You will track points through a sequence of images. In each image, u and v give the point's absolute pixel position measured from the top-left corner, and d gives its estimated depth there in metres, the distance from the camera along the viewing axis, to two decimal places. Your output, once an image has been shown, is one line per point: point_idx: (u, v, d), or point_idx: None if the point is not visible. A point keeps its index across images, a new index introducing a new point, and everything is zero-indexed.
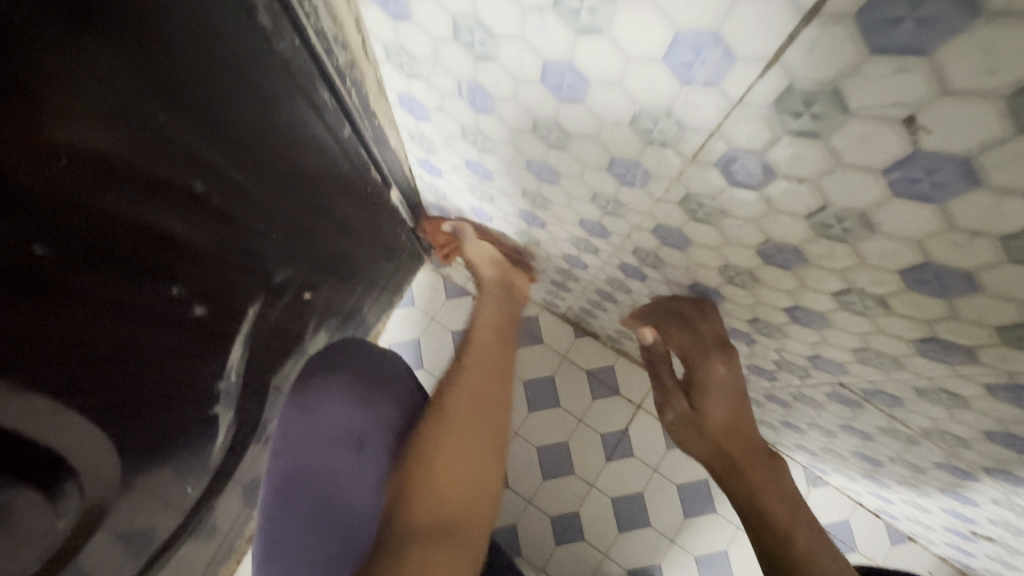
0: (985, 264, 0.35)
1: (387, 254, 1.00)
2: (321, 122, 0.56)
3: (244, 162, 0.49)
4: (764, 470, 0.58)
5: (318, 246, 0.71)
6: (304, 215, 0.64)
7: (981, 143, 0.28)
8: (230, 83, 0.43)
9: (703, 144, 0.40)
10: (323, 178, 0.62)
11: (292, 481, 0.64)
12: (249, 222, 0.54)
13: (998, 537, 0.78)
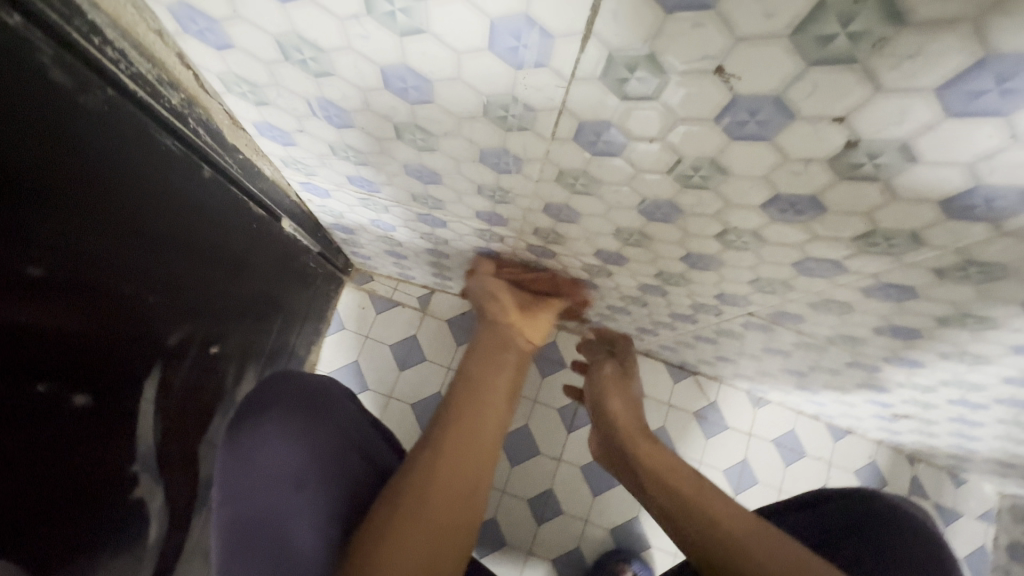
0: (824, 185, 0.37)
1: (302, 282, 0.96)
2: (175, 166, 0.52)
3: (98, 231, 0.45)
4: (712, 494, 0.54)
5: (216, 295, 0.67)
6: (187, 260, 0.58)
7: (786, 78, 0.29)
8: (53, 149, 0.38)
9: (556, 123, 0.41)
10: (198, 224, 0.58)
11: (239, 527, 0.54)
12: (119, 280, 0.49)
13: (914, 412, 0.87)
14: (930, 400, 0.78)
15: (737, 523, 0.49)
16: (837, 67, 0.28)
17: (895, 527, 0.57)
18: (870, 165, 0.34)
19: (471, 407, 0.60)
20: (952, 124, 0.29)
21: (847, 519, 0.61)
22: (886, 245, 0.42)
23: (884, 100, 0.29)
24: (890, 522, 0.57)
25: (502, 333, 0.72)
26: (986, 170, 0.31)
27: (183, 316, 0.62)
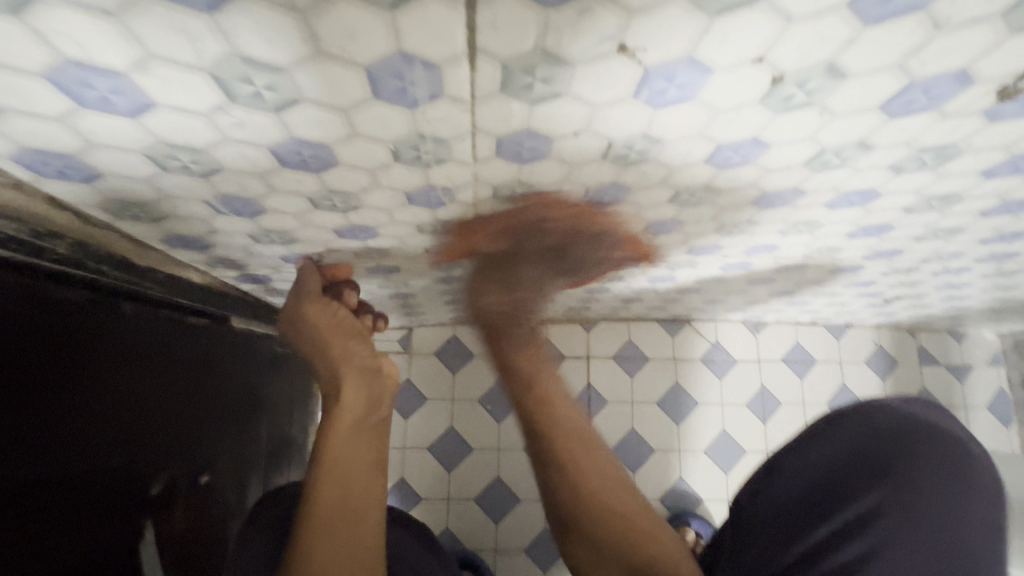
0: (763, 123, 0.35)
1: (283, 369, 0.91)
2: (89, 313, 0.46)
3: (24, 420, 0.39)
4: (652, 522, 0.63)
5: (191, 420, 0.62)
6: (156, 394, 0.55)
7: (693, 37, 0.27)
8: None
9: (473, 145, 0.38)
10: (142, 360, 0.53)
11: None
12: (96, 432, 0.46)
13: (903, 292, 0.89)
14: (915, 278, 0.79)
15: (668, 551, 0.60)
16: (743, 12, 0.26)
17: (904, 424, 0.46)
18: (803, 92, 0.32)
19: (345, 463, 0.49)
20: (871, 33, 0.27)
21: (846, 436, 0.49)
22: (839, 159, 0.41)
23: (799, 29, 0.27)
24: (887, 421, 0.48)
25: (351, 347, 0.56)
26: (916, 66, 0.30)
27: (159, 458, 0.56)
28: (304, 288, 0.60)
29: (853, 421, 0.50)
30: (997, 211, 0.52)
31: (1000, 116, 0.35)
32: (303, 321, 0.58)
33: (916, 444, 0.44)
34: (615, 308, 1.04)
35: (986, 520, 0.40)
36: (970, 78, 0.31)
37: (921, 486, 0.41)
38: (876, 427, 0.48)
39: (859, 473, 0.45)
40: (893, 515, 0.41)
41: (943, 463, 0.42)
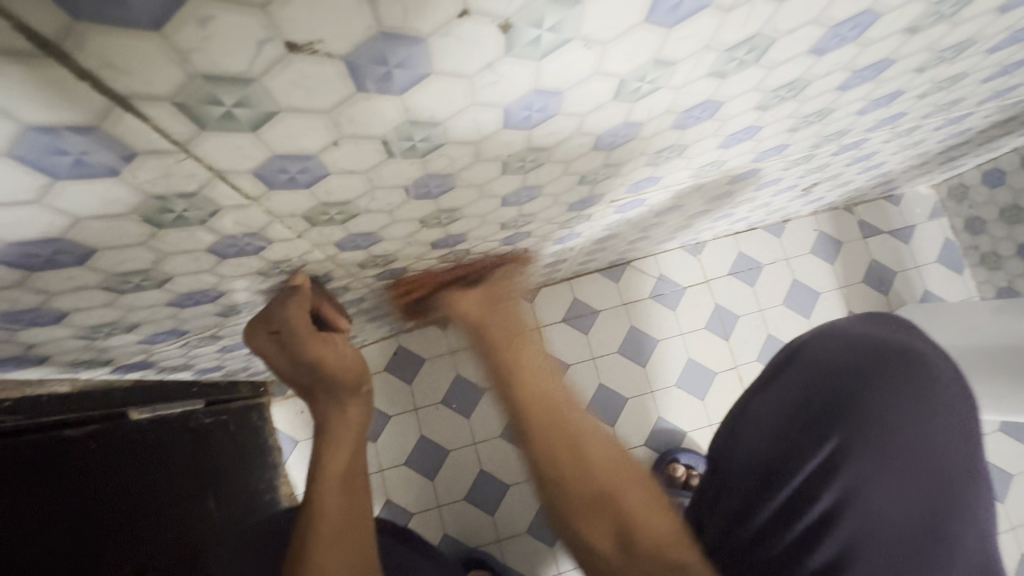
0: (534, 74, 0.31)
1: (229, 432, 0.88)
2: None
3: None
4: (655, 501, 0.51)
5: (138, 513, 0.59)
6: (80, 514, 0.51)
7: (367, 11, 0.22)
8: None
9: (233, 186, 0.33)
10: (43, 485, 0.48)
11: None
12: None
13: (819, 177, 0.86)
14: (820, 162, 0.76)
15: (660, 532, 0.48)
16: None
17: (887, 352, 0.55)
18: (550, 31, 0.28)
19: (358, 473, 0.56)
20: None
21: (811, 368, 0.59)
22: (648, 84, 0.36)
23: None
24: (839, 351, 0.57)
25: (353, 380, 0.57)
26: None
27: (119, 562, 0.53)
28: (294, 322, 0.54)
29: (858, 362, 0.55)
30: (854, 82, 0.48)
31: None
32: (305, 352, 0.54)
33: (865, 364, 0.54)
34: (546, 274, 1.00)
35: (954, 433, 0.51)
36: None
37: (890, 403, 0.51)
38: (827, 360, 0.57)
39: (822, 399, 0.55)
40: (857, 451, 0.51)
41: (906, 387, 0.52)
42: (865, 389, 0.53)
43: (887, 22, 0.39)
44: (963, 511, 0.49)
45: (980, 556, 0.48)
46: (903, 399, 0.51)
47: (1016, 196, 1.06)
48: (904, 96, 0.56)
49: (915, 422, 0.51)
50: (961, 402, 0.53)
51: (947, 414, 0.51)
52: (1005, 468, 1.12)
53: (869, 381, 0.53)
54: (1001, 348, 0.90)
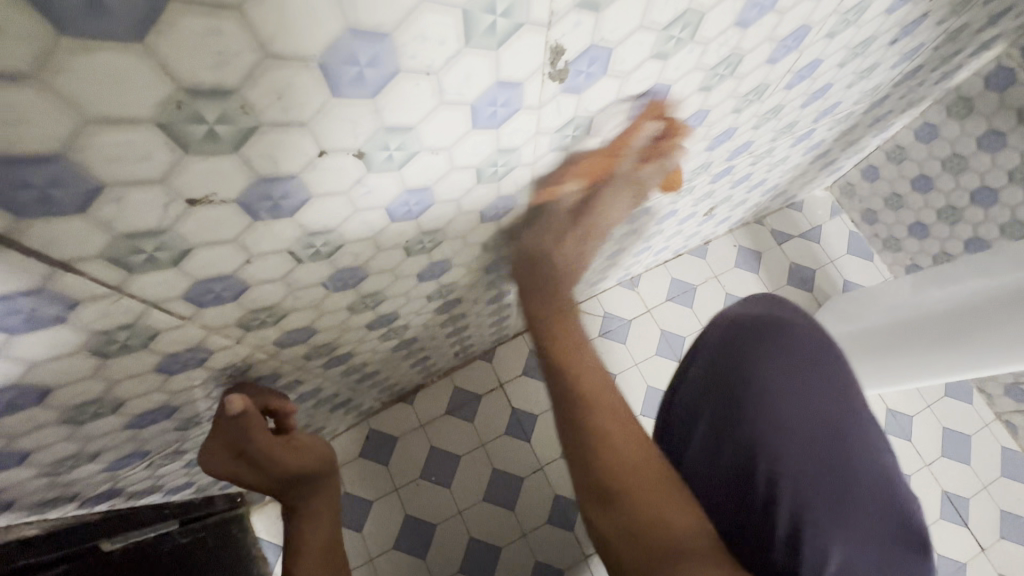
0: (398, 181, 0.39)
1: (220, 540, 0.88)
2: None
3: None
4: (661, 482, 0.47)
5: None
6: None
7: (244, 169, 0.30)
8: None
9: (166, 311, 0.39)
10: None
11: None
12: None
13: (713, 201, 0.97)
14: (703, 191, 0.87)
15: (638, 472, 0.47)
16: (256, 137, 0.29)
17: (771, 321, 0.62)
18: (399, 150, 0.36)
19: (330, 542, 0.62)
20: (385, 98, 0.31)
21: (716, 347, 0.64)
22: (500, 167, 0.45)
23: (324, 123, 0.30)
24: (734, 326, 0.63)
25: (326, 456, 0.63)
26: (455, 97, 0.34)
27: None
28: (247, 436, 0.55)
29: (753, 344, 0.60)
30: (685, 130, 0.58)
31: (580, 89, 0.40)
32: (278, 464, 0.58)
33: (745, 339, 0.61)
34: (495, 332, 1.07)
35: (809, 353, 0.59)
36: (514, 83, 0.36)
37: (762, 362, 0.59)
38: (717, 338, 0.64)
39: (730, 373, 0.61)
40: (772, 419, 0.56)
41: (795, 359, 0.58)
42: (750, 363, 0.59)
43: (680, 88, 0.49)
44: (857, 433, 0.55)
45: (886, 489, 0.52)
46: (778, 363, 0.58)
47: (892, 186, 1.20)
48: (740, 130, 0.68)
49: (797, 383, 0.57)
50: (821, 357, 0.59)
51: (806, 349, 0.59)
52: (959, 430, 1.18)
53: (755, 356, 0.59)
54: (909, 324, 0.92)
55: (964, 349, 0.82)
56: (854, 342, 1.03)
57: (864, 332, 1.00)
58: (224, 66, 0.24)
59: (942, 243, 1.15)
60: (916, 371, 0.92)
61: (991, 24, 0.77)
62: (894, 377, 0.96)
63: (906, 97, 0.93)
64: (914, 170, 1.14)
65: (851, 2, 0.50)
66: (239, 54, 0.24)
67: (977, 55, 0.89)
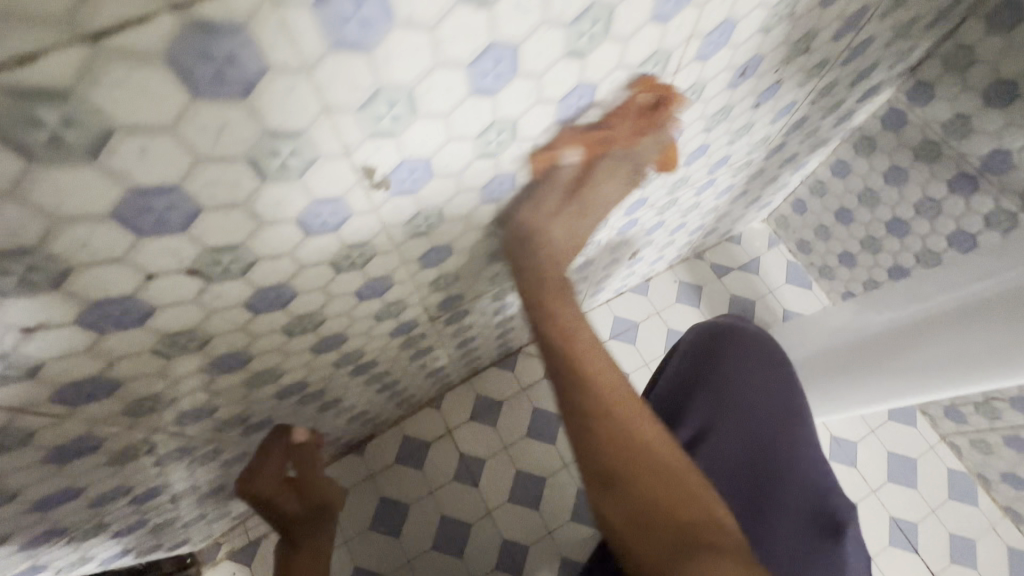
0: (246, 284, 0.43)
1: None
2: None
3: None
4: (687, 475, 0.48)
5: None
6: None
7: (72, 299, 0.34)
8: None
9: (39, 413, 0.43)
10: None
11: None
12: None
13: (634, 247, 1.01)
14: (614, 241, 0.91)
15: (658, 494, 0.46)
16: (75, 276, 0.33)
17: (744, 338, 0.77)
18: (233, 263, 0.40)
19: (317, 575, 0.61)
20: (196, 231, 0.35)
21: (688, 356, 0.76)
22: (357, 258, 0.49)
23: (141, 256, 0.35)
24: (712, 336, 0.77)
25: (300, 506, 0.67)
26: (273, 218, 0.38)
27: None
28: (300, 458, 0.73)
29: (736, 338, 0.77)
30: None
31: (412, 191, 0.45)
32: (314, 490, 0.69)
33: (723, 351, 0.75)
34: (437, 381, 1.10)
35: (771, 371, 0.76)
36: (333, 198, 0.40)
37: (734, 377, 0.74)
38: (692, 347, 0.76)
39: (690, 389, 0.74)
40: (730, 430, 0.71)
41: (751, 364, 0.75)
42: (723, 365, 0.75)
43: (528, 173, 0.53)
44: (797, 437, 0.73)
45: (821, 492, 0.71)
46: (743, 373, 0.74)
47: (819, 218, 1.24)
48: (623, 192, 0.72)
49: (756, 386, 0.74)
50: (782, 371, 0.76)
51: (767, 370, 0.75)
52: (905, 455, 1.19)
53: (723, 367, 0.74)
54: (862, 347, 0.87)
55: (905, 370, 0.79)
56: (802, 371, 1.00)
57: (814, 358, 0.96)
58: (15, 232, 0.28)
59: (870, 270, 1.19)
60: (867, 396, 0.89)
61: (864, 78, 0.82)
62: (847, 402, 0.93)
63: (808, 141, 0.98)
64: (836, 203, 1.19)
65: (683, 88, 0.54)
66: (28, 223, 0.28)
67: (866, 101, 0.93)
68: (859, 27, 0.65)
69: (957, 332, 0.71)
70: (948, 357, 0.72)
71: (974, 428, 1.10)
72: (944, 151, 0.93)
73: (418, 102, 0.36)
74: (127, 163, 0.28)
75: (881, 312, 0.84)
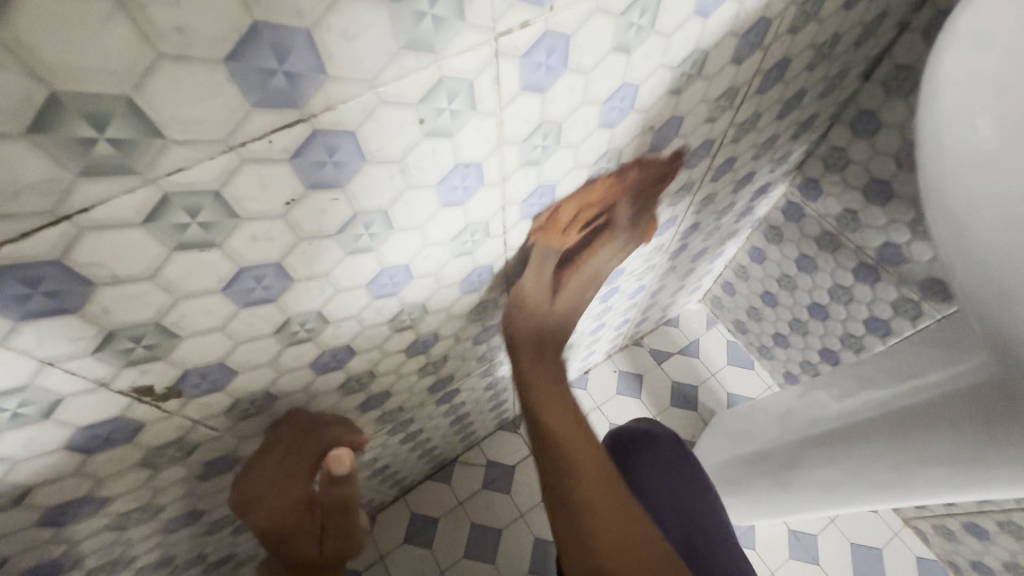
0: (230, 394, 0.44)
1: None
2: None
3: None
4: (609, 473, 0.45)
5: None
6: None
7: (59, 426, 0.36)
8: None
9: (18, 534, 0.43)
10: None
11: None
12: None
13: (617, 313, 1.04)
14: (596, 310, 0.94)
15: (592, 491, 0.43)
16: (63, 406, 0.34)
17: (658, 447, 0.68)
18: (216, 377, 0.42)
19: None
20: (182, 352, 0.37)
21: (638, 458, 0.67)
22: (341, 358, 0.51)
23: (128, 380, 0.36)
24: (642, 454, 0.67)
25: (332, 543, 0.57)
26: (256, 332, 0.40)
27: None
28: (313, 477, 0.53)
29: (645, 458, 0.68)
30: None
31: (392, 294, 0.47)
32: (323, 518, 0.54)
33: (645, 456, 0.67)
34: (429, 461, 1.08)
35: (700, 483, 0.66)
36: (314, 308, 0.42)
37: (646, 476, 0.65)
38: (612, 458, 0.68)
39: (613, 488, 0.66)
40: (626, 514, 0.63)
41: (664, 466, 0.66)
42: (631, 470, 0.66)
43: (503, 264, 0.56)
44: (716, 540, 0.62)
45: None
46: (649, 470, 0.65)
47: None
48: None
49: (670, 484, 0.65)
50: (694, 468, 0.67)
51: (681, 471, 0.66)
52: (869, 544, 1.14)
53: (632, 471, 0.66)
54: (801, 445, 0.80)
55: (834, 466, 0.74)
56: (747, 469, 0.94)
57: (760, 453, 0.90)
58: (7, 375, 0.30)
59: (803, 352, 1.17)
60: (793, 489, 0.83)
61: (745, 183, 0.85)
62: (787, 500, 0.86)
63: (740, 219, 1.01)
64: (760, 287, 1.18)
65: (637, 178, 0.59)
66: (21, 366, 0.30)
67: (761, 197, 0.96)
68: (712, 153, 0.67)
69: (880, 432, 0.66)
70: (872, 455, 0.67)
71: (935, 512, 1.07)
72: (841, 244, 0.94)
73: (394, 219, 0.39)
74: (116, 305, 0.31)
75: (809, 416, 0.80)
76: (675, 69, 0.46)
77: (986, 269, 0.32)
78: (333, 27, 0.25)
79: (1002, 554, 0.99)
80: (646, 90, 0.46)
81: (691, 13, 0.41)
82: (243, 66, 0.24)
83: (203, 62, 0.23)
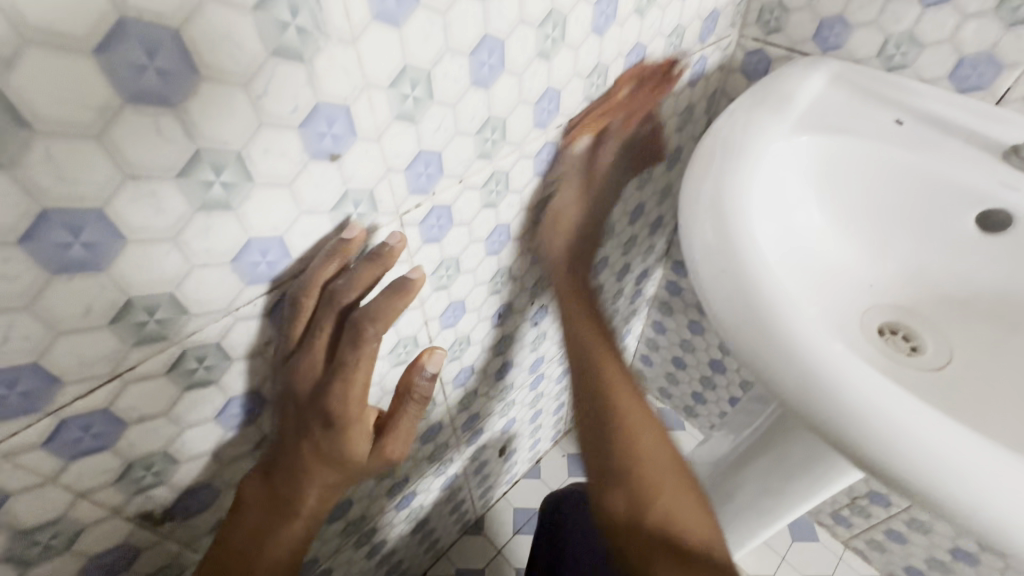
0: (212, 515, 0.53)
1: None
2: None
3: None
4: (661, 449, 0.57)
5: None
6: None
7: (75, 555, 0.43)
8: None
9: None
10: None
11: None
12: None
13: (550, 399, 1.17)
14: (528, 399, 1.07)
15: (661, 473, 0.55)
16: (82, 534, 0.43)
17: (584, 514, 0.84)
18: (203, 498, 0.50)
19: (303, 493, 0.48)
20: (179, 476, 0.47)
21: (569, 525, 0.84)
22: None
23: (135, 506, 0.45)
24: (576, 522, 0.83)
25: (295, 461, 0.47)
26: (238, 453, 0.50)
27: None
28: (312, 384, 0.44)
29: (568, 521, 0.84)
30: (462, 378, 0.78)
31: None
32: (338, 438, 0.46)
33: (574, 521, 0.84)
34: None
35: None
36: None
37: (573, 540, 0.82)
38: (551, 524, 0.86)
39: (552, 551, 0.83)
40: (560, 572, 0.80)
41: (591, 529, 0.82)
42: (565, 536, 0.83)
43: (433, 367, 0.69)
44: None
45: None
46: (577, 534, 0.82)
47: None
48: (517, 358, 0.90)
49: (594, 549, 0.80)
50: None
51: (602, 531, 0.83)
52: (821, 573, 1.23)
53: (565, 535, 0.83)
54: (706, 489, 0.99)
55: (750, 485, 0.88)
56: None
57: None
58: (48, 509, 0.39)
59: (718, 404, 1.34)
60: (738, 518, 0.94)
61: (626, 272, 1.06)
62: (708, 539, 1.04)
63: (634, 302, 1.21)
64: (669, 354, 1.36)
65: (530, 283, 0.76)
66: (60, 499, 0.39)
67: (644, 280, 1.17)
68: (587, 256, 0.87)
69: (746, 465, 0.86)
70: (764, 467, 0.83)
71: (861, 527, 1.19)
72: None
73: None
74: (138, 439, 0.41)
75: (721, 450, 0.95)
76: (532, 210, 0.65)
77: (732, 308, 0.46)
78: (295, 232, 0.41)
79: (921, 552, 1.12)
80: (514, 226, 0.65)
81: (532, 175, 0.61)
82: (240, 263, 0.39)
83: (216, 265, 0.37)
